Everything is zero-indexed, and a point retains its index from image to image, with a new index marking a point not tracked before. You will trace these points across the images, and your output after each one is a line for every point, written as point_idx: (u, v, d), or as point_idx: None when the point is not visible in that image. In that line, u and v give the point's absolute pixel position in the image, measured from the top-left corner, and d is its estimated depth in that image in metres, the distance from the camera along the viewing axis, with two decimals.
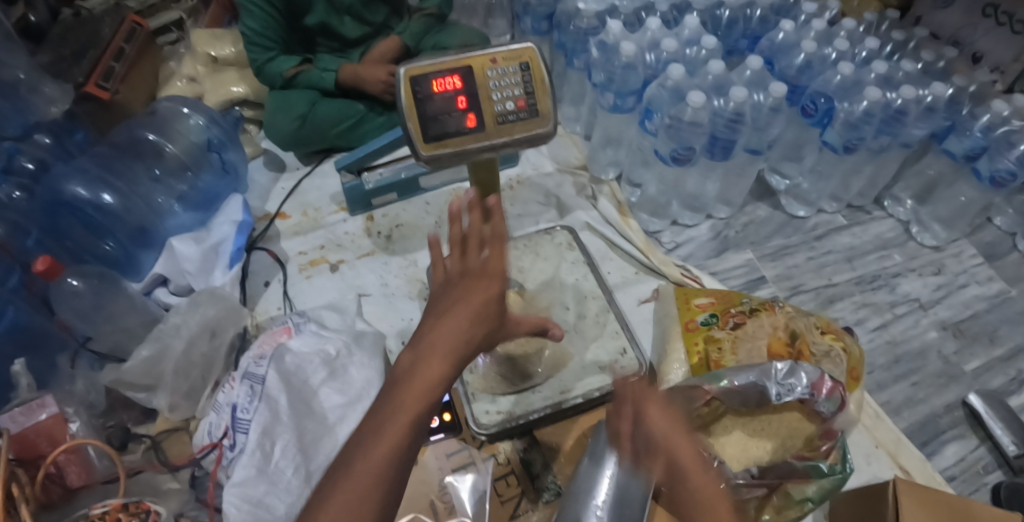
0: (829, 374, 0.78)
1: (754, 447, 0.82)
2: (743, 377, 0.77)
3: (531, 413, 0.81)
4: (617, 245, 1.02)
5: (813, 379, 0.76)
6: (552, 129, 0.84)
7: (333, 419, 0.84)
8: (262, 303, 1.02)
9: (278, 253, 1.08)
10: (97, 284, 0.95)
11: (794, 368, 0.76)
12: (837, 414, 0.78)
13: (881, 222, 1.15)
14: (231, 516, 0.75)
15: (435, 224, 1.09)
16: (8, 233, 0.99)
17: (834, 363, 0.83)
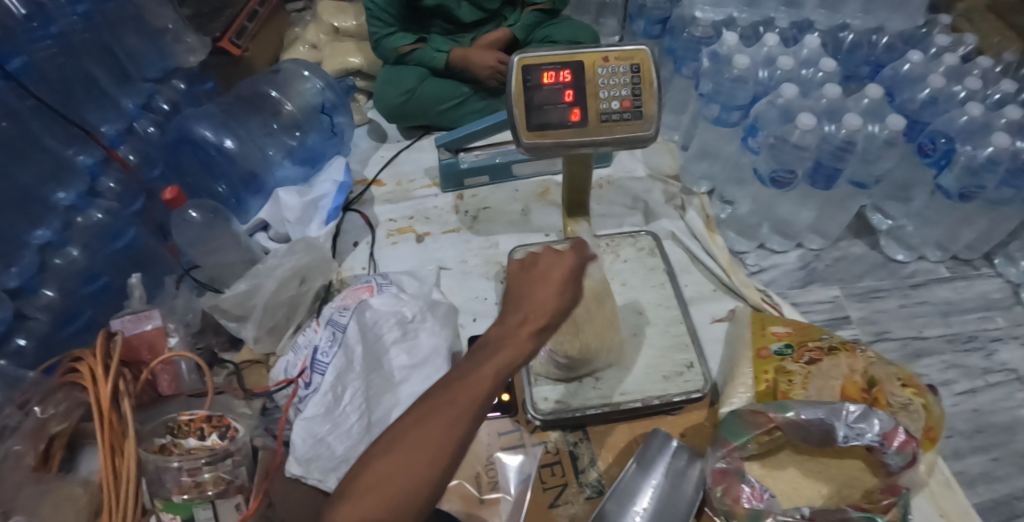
0: (904, 427, 0.73)
1: (808, 489, 0.79)
2: (811, 412, 0.75)
3: (588, 409, 0.81)
4: (698, 259, 1.01)
5: (885, 429, 0.72)
6: (653, 133, 0.85)
7: (398, 378, 0.88)
8: (349, 260, 1.08)
9: (370, 217, 1.14)
10: (210, 218, 1.03)
11: (866, 413, 0.73)
12: (904, 470, 0.73)
13: (989, 280, 1.06)
14: (298, 446, 0.82)
15: (521, 212, 1.12)
16: (138, 162, 1.15)
17: (913, 418, 0.78)
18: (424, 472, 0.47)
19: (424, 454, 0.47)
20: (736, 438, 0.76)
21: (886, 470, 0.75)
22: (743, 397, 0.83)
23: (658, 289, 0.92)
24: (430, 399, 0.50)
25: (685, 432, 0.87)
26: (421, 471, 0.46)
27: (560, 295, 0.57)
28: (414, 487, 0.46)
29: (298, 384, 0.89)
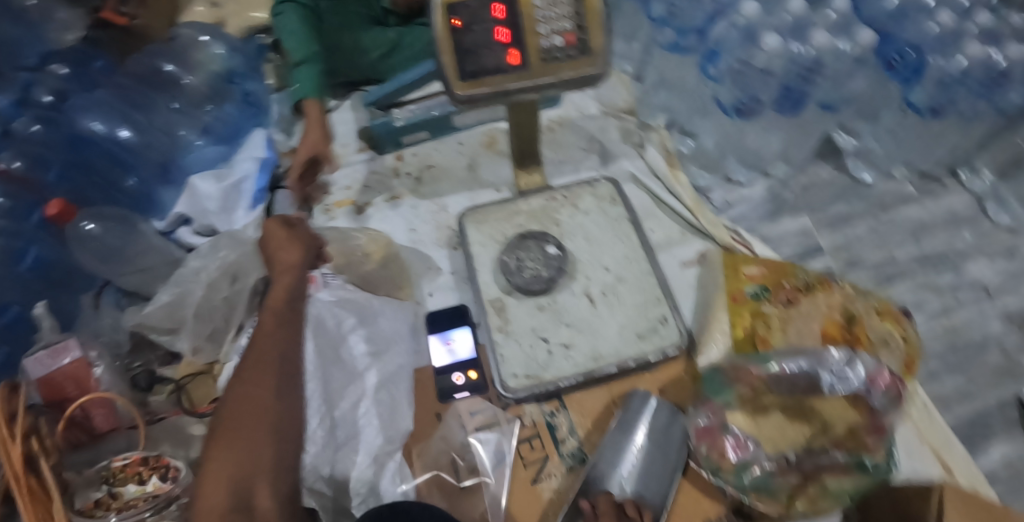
0: (889, 367, 0.72)
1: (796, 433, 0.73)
2: (794, 364, 0.73)
3: (563, 380, 0.76)
4: (662, 201, 0.93)
5: (871, 373, 0.70)
6: (604, 69, 0.77)
7: (360, 368, 0.82)
8: None
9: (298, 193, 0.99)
10: (116, 228, 0.94)
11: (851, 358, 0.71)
12: (892, 408, 0.71)
13: (956, 195, 1.03)
14: None
15: (468, 166, 1.00)
16: (28, 166, 0.98)
17: (888, 349, 0.78)
18: (261, 407, 0.61)
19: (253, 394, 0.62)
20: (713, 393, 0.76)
21: (874, 411, 0.71)
22: (721, 346, 0.79)
23: (624, 241, 0.84)
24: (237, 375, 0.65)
25: (663, 387, 0.82)
26: (255, 403, 0.61)
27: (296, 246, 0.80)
28: (263, 423, 0.60)
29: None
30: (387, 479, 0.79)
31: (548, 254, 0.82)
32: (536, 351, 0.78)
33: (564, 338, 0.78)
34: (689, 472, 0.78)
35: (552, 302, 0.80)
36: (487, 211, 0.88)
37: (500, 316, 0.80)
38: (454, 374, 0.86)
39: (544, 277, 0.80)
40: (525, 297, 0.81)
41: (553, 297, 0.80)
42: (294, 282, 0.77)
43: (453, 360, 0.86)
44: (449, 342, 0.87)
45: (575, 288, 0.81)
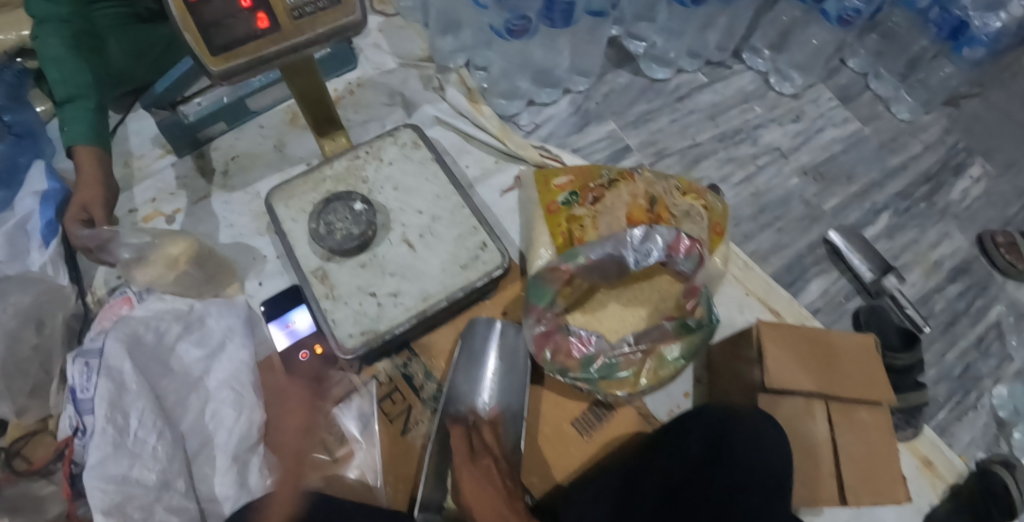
0: (687, 233, 0.77)
1: (630, 315, 0.84)
2: (599, 250, 0.76)
3: (397, 327, 0.78)
4: (471, 137, 0.97)
5: (668, 241, 0.75)
6: (360, 17, 0.77)
7: (198, 373, 0.79)
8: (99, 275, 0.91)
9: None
10: None
11: (649, 231, 0.75)
12: (697, 270, 0.78)
13: (742, 76, 1.12)
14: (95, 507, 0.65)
15: (275, 147, 0.99)
16: None
17: (692, 220, 0.83)
18: None
19: None
20: (541, 300, 0.77)
21: (684, 276, 0.79)
22: (546, 256, 0.83)
23: (432, 181, 0.87)
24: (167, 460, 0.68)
25: (506, 309, 0.88)
26: None
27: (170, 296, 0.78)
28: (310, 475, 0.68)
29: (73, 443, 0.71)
30: (254, 475, 0.78)
31: (356, 211, 0.82)
32: (366, 307, 0.79)
33: (391, 288, 0.80)
34: (547, 381, 0.86)
35: (374, 257, 0.82)
36: (293, 187, 0.87)
37: (325, 284, 0.81)
38: (299, 352, 0.84)
39: (356, 234, 0.80)
40: (344, 259, 0.82)
41: (373, 251, 0.82)
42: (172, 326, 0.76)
43: (296, 340, 0.85)
44: (289, 324, 0.86)
45: (393, 237, 0.83)
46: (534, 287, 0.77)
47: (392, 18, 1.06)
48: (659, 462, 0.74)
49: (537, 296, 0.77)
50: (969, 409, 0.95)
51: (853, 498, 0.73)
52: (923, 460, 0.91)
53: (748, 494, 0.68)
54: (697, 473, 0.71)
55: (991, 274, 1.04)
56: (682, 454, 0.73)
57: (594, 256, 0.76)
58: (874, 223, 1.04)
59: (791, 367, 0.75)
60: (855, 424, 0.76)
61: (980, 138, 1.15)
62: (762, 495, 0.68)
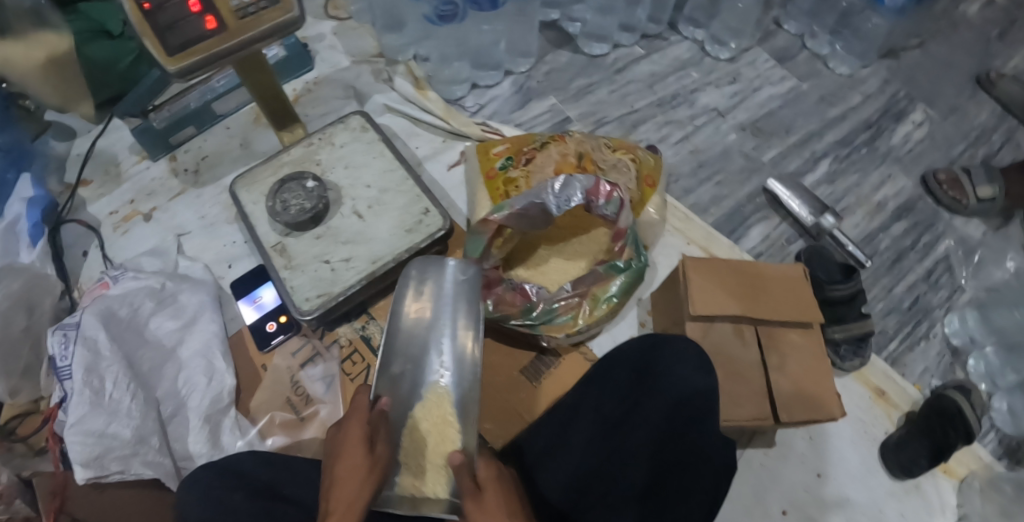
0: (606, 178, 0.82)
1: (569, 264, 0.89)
2: (522, 200, 0.80)
3: (350, 289, 0.85)
4: (419, 121, 1.05)
5: (589, 187, 0.80)
6: (298, 14, 0.84)
7: (171, 345, 0.86)
8: (85, 272, 1.00)
9: (89, 220, 1.04)
10: None
11: (568, 181, 0.80)
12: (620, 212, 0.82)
13: (678, 45, 1.17)
14: (78, 457, 0.73)
15: (242, 145, 1.09)
16: None
17: (619, 172, 0.89)
18: None
19: None
20: (476, 253, 0.82)
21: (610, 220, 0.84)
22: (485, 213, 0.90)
23: (379, 159, 0.94)
24: None
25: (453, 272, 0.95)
26: None
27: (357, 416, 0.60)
28: None
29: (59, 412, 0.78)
30: (228, 434, 0.84)
31: (308, 188, 0.89)
32: (321, 273, 0.86)
33: (343, 255, 0.87)
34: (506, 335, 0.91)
35: (327, 229, 0.89)
36: (256, 174, 0.94)
37: (284, 256, 0.87)
38: (266, 324, 0.92)
39: (308, 208, 0.87)
40: (301, 232, 0.88)
41: (326, 224, 0.89)
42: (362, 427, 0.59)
43: (262, 313, 0.92)
44: (256, 300, 0.94)
45: (344, 210, 0.90)
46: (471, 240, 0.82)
47: (346, 21, 1.16)
48: (591, 391, 0.73)
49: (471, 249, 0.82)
50: (921, 340, 0.97)
51: (787, 416, 0.74)
52: (876, 390, 0.93)
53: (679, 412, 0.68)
54: (629, 397, 0.71)
55: (937, 211, 1.06)
56: (613, 382, 0.73)
57: (520, 206, 0.80)
58: (815, 170, 1.08)
59: (714, 292, 0.78)
60: (786, 346, 0.78)
61: (921, 86, 1.17)
62: (693, 411, 0.68)
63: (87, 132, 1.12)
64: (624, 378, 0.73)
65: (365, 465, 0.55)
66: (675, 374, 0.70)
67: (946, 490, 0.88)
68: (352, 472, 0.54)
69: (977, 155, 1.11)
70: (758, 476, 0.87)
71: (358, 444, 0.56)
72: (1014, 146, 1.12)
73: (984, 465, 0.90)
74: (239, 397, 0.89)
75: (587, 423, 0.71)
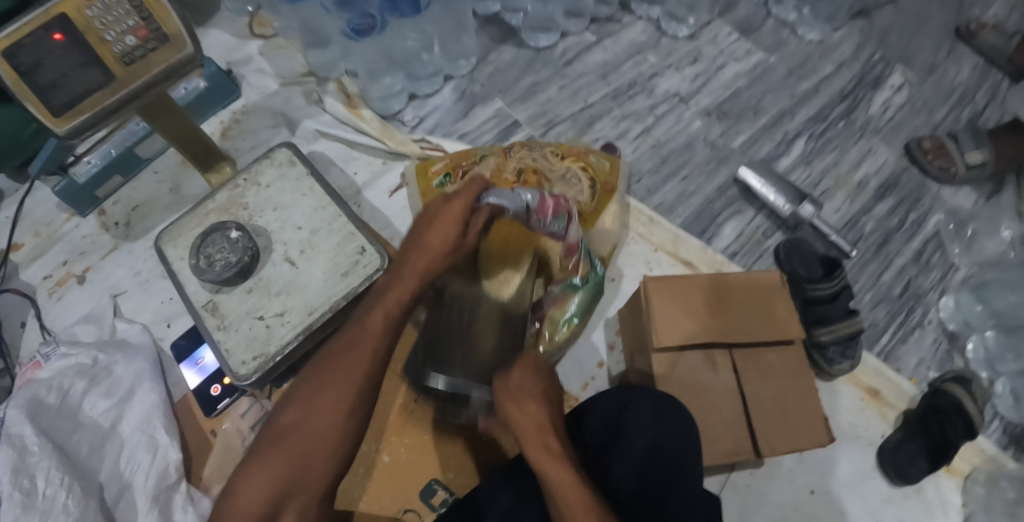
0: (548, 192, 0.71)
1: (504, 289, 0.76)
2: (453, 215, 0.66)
3: (287, 346, 0.78)
4: (355, 144, 0.97)
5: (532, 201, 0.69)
6: (193, 50, 0.76)
7: (109, 423, 0.81)
8: (24, 345, 0.93)
9: (23, 288, 0.97)
10: None
11: (501, 192, 0.66)
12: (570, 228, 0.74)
13: (632, 28, 1.07)
14: None
15: (171, 190, 1.02)
16: None
17: (569, 184, 0.84)
18: (338, 380, 0.55)
19: (323, 394, 0.54)
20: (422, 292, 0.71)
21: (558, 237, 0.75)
22: None
23: (309, 196, 0.87)
24: (332, 353, 0.57)
25: None
26: (334, 390, 0.55)
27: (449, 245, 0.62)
28: (344, 401, 0.54)
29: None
30: (178, 512, 0.78)
31: (232, 239, 0.82)
32: (255, 330, 0.79)
33: (277, 308, 0.81)
34: None
35: (259, 281, 0.82)
36: (180, 227, 0.86)
37: (216, 315, 0.81)
38: (210, 387, 0.86)
39: (234, 262, 0.80)
40: (231, 287, 0.82)
41: (258, 276, 0.82)
42: (440, 243, 0.61)
43: (206, 375, 0.87)
44: (199, 362, 0.88)
45: (275, 258, 0.83)
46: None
47: (271, 39, 1.06)
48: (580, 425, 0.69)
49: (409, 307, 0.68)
50: (914, 329, 0.90)
51: (769, 450, 0.68)
52: (868, 391, 0.86)
53: (655, 476, 0.61)
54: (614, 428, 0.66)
55: (923, 183, 0.98)
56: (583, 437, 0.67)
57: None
58: (789, 153, 0.99)
59: (679, 319, 0.71)
60: (764, 369, 0.71)
61: (900, 44, 1.07)
62: (674, 468, 0.62)
63: (13, 192, 1.04)
64: (595, 433, 0.67)
65: (446, 253, 0.61)
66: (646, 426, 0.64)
67: (947, 490, 0.82)
68: (429, 270, 0.61)
69: (963, 117, 1.02)
70: (746, 499, 0.81)
71: (451, 225, 0.62)
72: (1003, 101, 1.03)
73: (988, 459, 0.84)
74: (189, 469, 0.84)
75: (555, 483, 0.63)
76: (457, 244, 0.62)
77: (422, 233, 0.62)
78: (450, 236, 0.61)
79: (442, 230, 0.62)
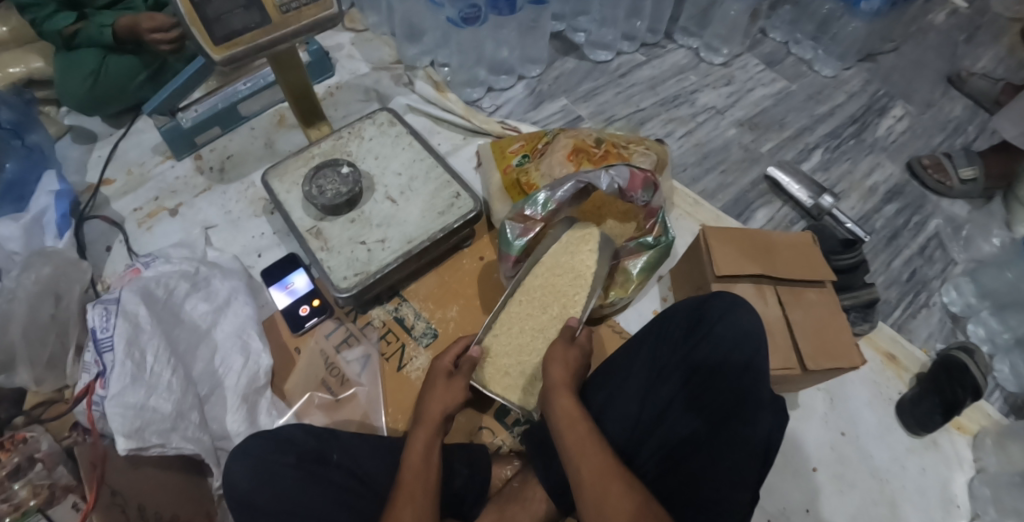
0: (636, 166, 0.85)
1: (534, 345, 0.83)
2: (563, 189, 0.85)
3: (386, 268, 0.88)
4: (440, 119, 1.12)
5: (626, 178, 0.84)
6: (337, 11, 0.89)
7: (206, 325, 0.88)
8: (109, 266, 1.02)
9: (112, 217, 1.06)
10: None
11: (596, 173, 0.84)
12: (653, 198, 0.86)
13: (675, 52, 1.27)
14: (119, 428, 0.73)
15: (265, 145, 1.14)
16: None
17: (645, 156, 0.96)
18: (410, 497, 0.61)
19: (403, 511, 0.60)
20: (513, 249, 0.87)
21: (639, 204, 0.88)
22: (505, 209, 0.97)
23: (408, 149, 1.00)
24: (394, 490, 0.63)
25: (484, 254, 0.99)
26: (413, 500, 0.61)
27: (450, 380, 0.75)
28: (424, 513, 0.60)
29: (95, 387, 0.77)
30: (264, 415, 0.85)
31: (343, 174, 0.93)
32: (357, 253, 0.89)
33: (378, 236, 0.91)
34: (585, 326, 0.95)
35: (361, 213, 0.93)
36: (288, 165, 0.98)
37: (320, 239, 0.90)
38: (299, 307, 0.94)
39: (344, 192, 0.91)
40: (336, 217, 0.92)
41: (360, 209, 0.93)
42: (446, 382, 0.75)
43: (295, 297, 0.94)
44: (289, 286, 0.96)
45: (377, 196, 0.94)
46: (509, 239, 0.87)
47: (362, 33, 1.23)
48: (646, 347, 0.75)
49: (508, 246, 0.87)
50: (922, 308, 1.03)
51: (813, 365, 0.78)
52: (886, 354, 0.97)
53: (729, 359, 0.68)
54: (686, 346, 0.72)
55: (924, 194, 1.15)
56: (671, 336, 0.74)
57: (560, 200, 0.85)
58: (810, 160, 1.16)
59: (734, 258, 0.84)
60: (804, 303, 0.82)
61: (897, 84, 1.29)
62: (746, 357, 0.68)
63: (108, 135, 1.16)
64: (679, 327, 0.74)
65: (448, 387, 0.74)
66: (727, 321, 0.70)
67: (960, 444, 0.92)
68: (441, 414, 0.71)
69: (956, 144, 1.21)
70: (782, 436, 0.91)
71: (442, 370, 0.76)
72: (988, 134, 1.22)
73: (992, 420, 0.93)
74: (273, 380, 0.90)
75: (635, 383, 0.73)
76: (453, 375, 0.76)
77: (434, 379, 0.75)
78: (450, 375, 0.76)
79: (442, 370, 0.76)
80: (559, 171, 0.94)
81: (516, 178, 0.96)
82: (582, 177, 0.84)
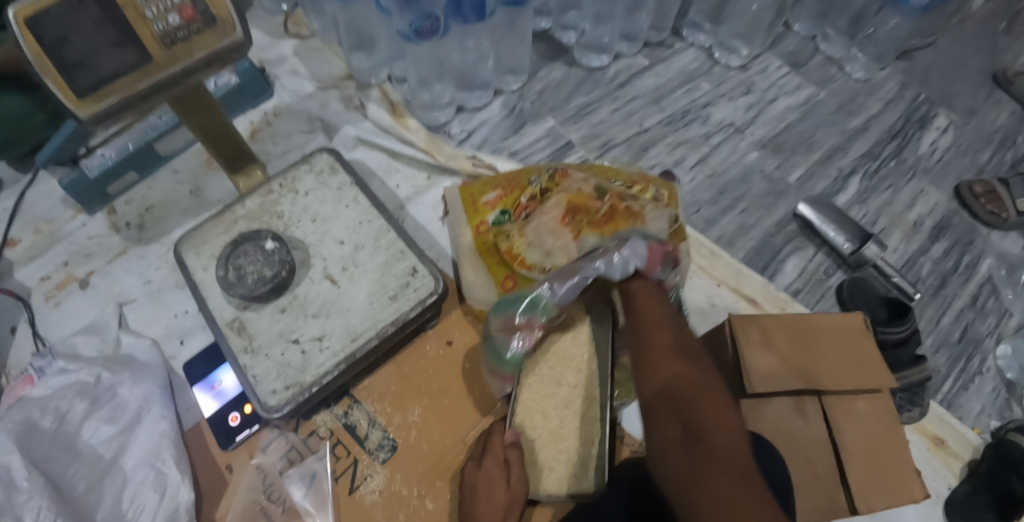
0: (654, 237, 0.65)
1: (564, 429, 0.72)
2: (563, 286, 0.65)
3: (325, 376, 0.69)
4: (398, 154, 0.90)
5: (645, 255, 0.63)
6: (243, 37, 0.61)
7: (111, 455, 0.70)
8: (14, 353, 0.81)
9: (17, 289, 0.85)
10: None
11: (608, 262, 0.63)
12: (670, 277, 0.67)
13: (684, 54, 1.05)
14: None
15: (191, 192, 0.92)
16: None
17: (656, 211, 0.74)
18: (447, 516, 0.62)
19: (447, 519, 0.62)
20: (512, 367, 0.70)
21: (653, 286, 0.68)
22: (479, 284, 0.79)
23: (352, 207, 0.79)
24: None
25: (452, 337, 0.82)
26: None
27: (504, 511, 0.65)
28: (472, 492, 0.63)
29: None
30: None
31: (268, 251, 0.74)
32: (289, 357, 0.70)
33: (315, 332, 0.72)
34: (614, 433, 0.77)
35: (294, 299, 0.73)
36: (202, 234, 0.77)
37: (243, 336, 0.71)
38: (229, 415, 0.75)
39: (269, 276, 0.72)
40: (262, 305, 0.73)
41: (293, 294, 0.74)
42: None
43: (223, 402, 0.76)
44: (216, 385, 0.77)
45: (314, 274, 0.75)
46: (501, 354, 0.69)
47: (307, 39, 0.99)
48: None
49: (502, 362, 0.69)
50: (974, 376, 0.88)
51: (865, 506, 0.64)
52: (933, 439, 0.82)
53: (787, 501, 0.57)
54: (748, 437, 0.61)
55: (973, 227, 0.97)
56: None
57: (564, 300, 0.66)
58: (845, 190, 0.97)
59: (773, 364, 0.66)
60: (854, 418, 0.66)
61: (937, 87, 1.08)
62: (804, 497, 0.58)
63: (14, 182, 0.93)
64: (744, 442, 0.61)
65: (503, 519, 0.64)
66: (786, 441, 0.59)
67: None
68: None
69: (1007, 161, 1.03)
70: None
71: (499, 490, 0.65)
72: None
73: None
74: (200, 510, 0.73)
75: None
76: (510, 492, 0.65)
77: (478, 505, 0.65)
78: (504, 492, 0.65)
79: (501, 500, 0.65)
80: (553, 242, 0.72)
81: (493, 243, 0.76)
82: (594, 267, 0.63)
